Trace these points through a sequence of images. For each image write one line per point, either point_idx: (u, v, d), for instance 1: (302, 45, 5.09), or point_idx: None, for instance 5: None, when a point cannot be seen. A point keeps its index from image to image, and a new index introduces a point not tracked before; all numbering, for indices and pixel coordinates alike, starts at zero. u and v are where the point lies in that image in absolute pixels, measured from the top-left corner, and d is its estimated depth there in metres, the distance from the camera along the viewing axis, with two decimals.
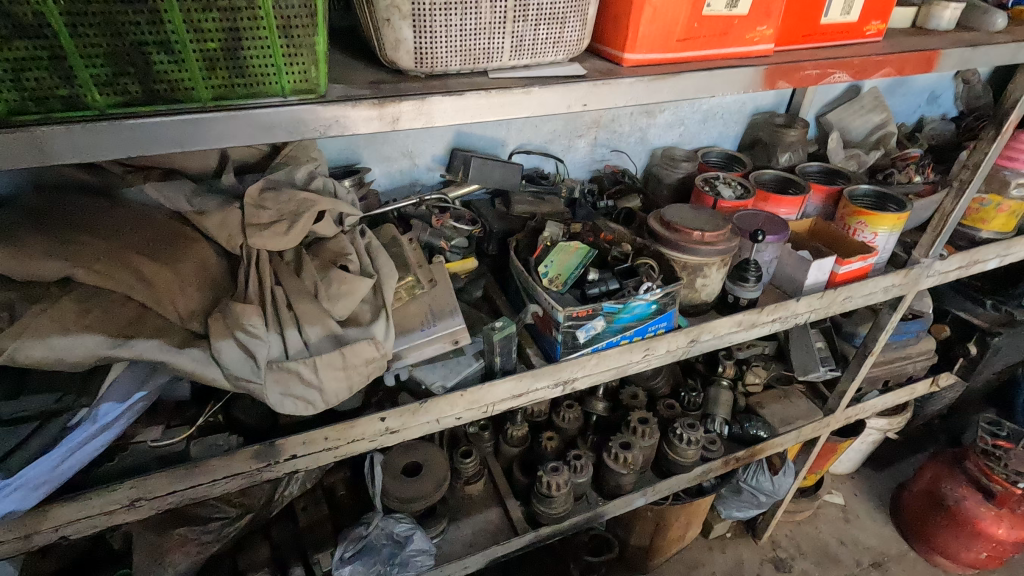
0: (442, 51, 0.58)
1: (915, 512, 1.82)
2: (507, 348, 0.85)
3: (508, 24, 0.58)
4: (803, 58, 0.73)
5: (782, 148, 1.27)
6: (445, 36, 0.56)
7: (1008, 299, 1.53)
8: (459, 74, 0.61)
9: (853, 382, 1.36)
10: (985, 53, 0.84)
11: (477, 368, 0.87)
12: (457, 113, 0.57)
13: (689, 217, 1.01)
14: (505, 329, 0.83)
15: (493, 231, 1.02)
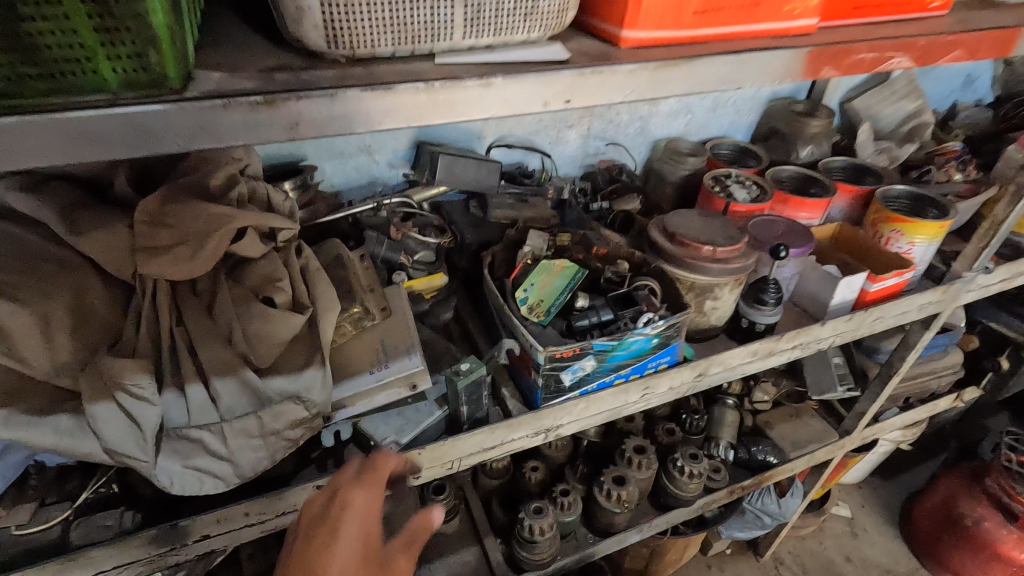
0: (367, 26, 0.41)
1: (927, 529, 1.70)
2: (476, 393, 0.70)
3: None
4: (855, 36, 0.56)
5: (803, 140, 1.11)
6: (366, 5, 0.40)
7: None
8: (394, 58, 0.44)
9: (875, 404, 1.22)
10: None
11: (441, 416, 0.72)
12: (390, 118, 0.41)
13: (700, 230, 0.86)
14: (473, 372, 0.68)
15: (466, 242, 0.87)
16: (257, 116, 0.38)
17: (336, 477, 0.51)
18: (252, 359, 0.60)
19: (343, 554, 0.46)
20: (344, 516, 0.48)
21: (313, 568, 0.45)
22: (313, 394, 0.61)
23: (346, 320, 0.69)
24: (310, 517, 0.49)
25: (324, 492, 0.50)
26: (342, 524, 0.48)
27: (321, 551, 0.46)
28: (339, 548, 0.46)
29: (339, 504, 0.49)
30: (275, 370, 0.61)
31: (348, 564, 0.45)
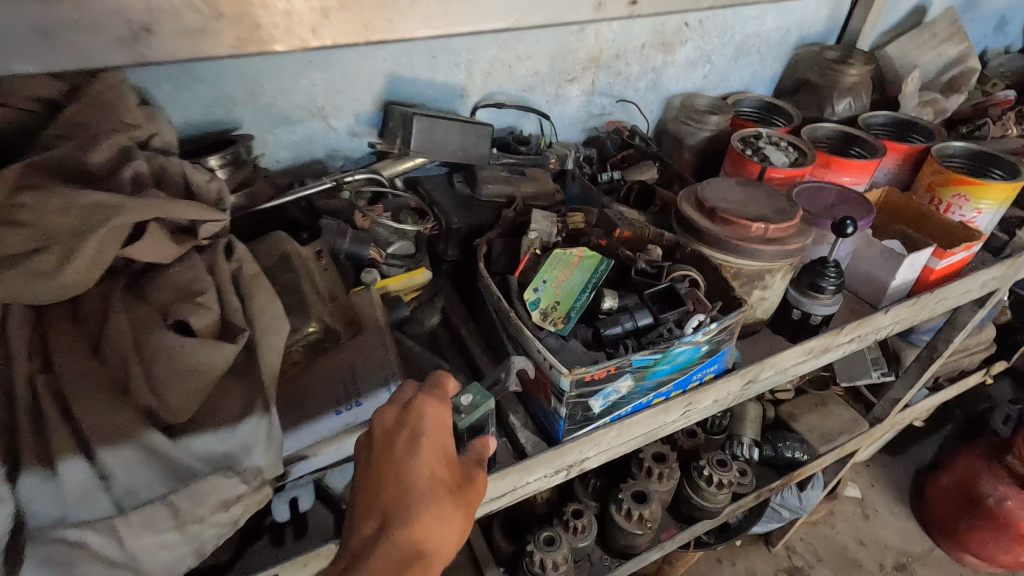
0: None
1: (942, 508, 1.62)
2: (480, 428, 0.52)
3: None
4: None
5: (840, 92, 0.95)
6: None
7: None
8: None
9: (912, 391, 1.10)
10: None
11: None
12: (342, 28, 0.33)
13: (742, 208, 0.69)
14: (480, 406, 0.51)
15: (453, 228, 0.69)
16: (179, 25, 0.29)
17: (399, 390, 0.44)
18: (161, 416, 0.42)
19: (428, 460, 0.41)
20: (425, 427, 0.42)
21: (399, 473, 0.40)
22: (253, 455, 0.44)
23: (300, 345, 0.52)
24: (382, 425, 0.42)
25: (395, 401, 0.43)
26: (424, 432, 0.41)
27: (406, 460, 0.40)
28: (423, 453, 0.41)
29: (414, 415, 0.42)
30: (198, 425, 0.43)
31: (434, 472, 0.40)
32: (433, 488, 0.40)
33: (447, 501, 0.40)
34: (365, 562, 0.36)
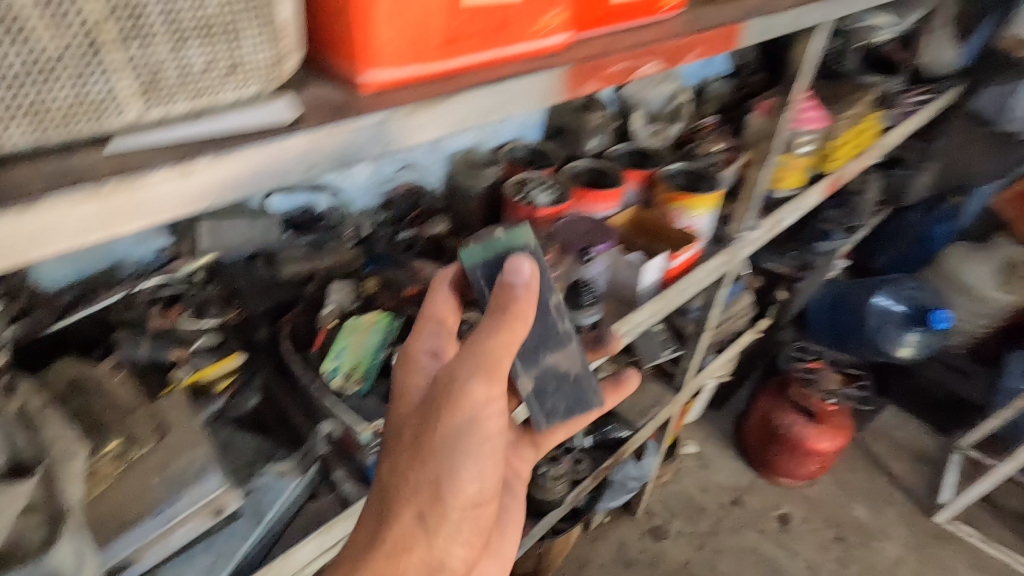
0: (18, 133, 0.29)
1: (756, 444, 1.96)
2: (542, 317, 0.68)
3: (92, 57, 0.29)
4: (608, 47, 0.55)
5: (588, 133, 1.15)
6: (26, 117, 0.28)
7: (803, 247, 1.53)
8: (63, 148, 0.32)
9: (695, 359, 1.35)
10: (798, 21, 0.80)
11: (279, 515, 0.66)
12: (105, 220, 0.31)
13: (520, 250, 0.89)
14: (514, 243, 0.62)
15: (258, 312, 0.75)
16: None
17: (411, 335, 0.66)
18: None
19: (400, 404, 0.59)
20: (399, 380, 0.62)
21: (392, 421, 0.59)
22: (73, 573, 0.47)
23: (104, 460, 0.54)
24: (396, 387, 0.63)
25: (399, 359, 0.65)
26: (396, 386, 0.61)
27: (389, 415, 0.60)
28: (397, 402, 0.59)
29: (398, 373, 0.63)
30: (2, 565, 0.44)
31: (404, 409, 0.58)
32: (406, 400, 0.59)
33: (406, 434, 0.56)
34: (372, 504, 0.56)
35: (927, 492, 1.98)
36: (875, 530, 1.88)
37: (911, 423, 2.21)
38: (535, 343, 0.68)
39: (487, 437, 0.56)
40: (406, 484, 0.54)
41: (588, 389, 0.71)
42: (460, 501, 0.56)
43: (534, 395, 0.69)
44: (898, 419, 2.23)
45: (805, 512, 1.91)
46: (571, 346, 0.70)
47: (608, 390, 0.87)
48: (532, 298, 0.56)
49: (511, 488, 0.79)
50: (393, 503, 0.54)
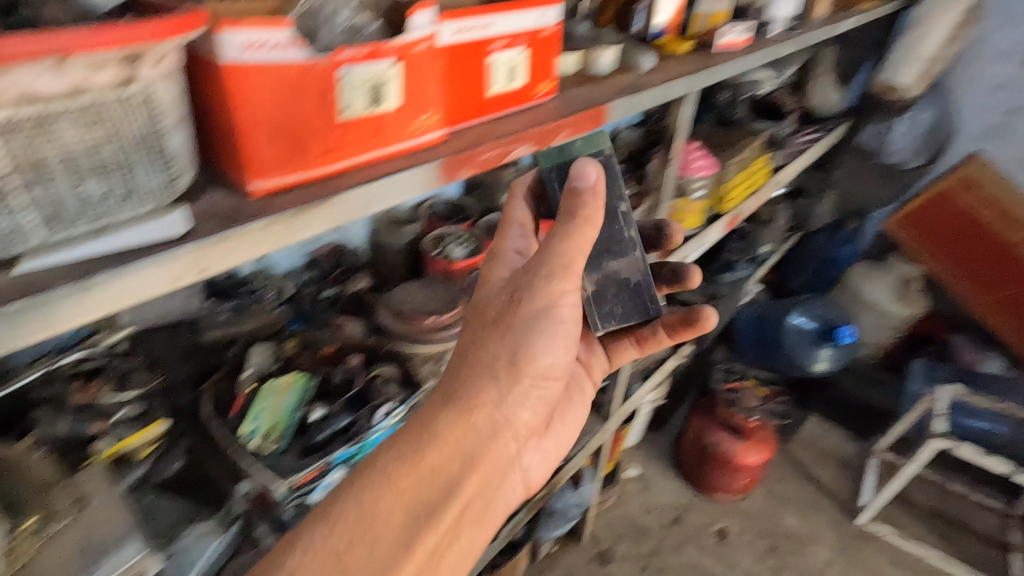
0: None
1: (692, 463, 2.07)
2: (609, 223, 0.77)
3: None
4: (481, 137, 0.64)
5: (502, 187, 1.25)
6: None
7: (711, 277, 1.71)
8: None
9: (618, 389, 1.44)
10: (666, 90, 0.93)
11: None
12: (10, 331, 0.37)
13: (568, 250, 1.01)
14: (591, 147, 0.73)
15: (180, 380, 0.79)
16: None
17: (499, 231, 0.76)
18: None
19: (486, 288, 0.70)
20: (485, 269, 0.73)
21: (479, 303, 0.70)
22: None
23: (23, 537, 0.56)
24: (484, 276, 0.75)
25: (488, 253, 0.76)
26: (483, 274, 0.72)
27: (476, 300, 0.71)
28: (483, 288, 0.71)
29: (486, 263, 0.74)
30: None
31: (491, 292, 0.70)
32: (491, 286, 0.70)
33: (490, 316, 0.67)
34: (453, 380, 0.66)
35: (849, 495, 2.13)
36: (805, 536, 2.00)
37: (833, 431, 2.36)
38: (601, 250, 0.77)
39: (560, 322, 0.69)
40: (489, 352, 0.66)
41: (646, 297, 0.80)
42: (530, 369, 0.67)
43: (594, 298, 0.78)
44: (822, 428, 2.38)
45: (741, 525, 2.01)
46: (635, 253, 0.78)
47: (684, 324, 0.83)
48: (600, 202, 0.65)
49: (579, 386, 0.90)
50: (478, 363, 0.65)
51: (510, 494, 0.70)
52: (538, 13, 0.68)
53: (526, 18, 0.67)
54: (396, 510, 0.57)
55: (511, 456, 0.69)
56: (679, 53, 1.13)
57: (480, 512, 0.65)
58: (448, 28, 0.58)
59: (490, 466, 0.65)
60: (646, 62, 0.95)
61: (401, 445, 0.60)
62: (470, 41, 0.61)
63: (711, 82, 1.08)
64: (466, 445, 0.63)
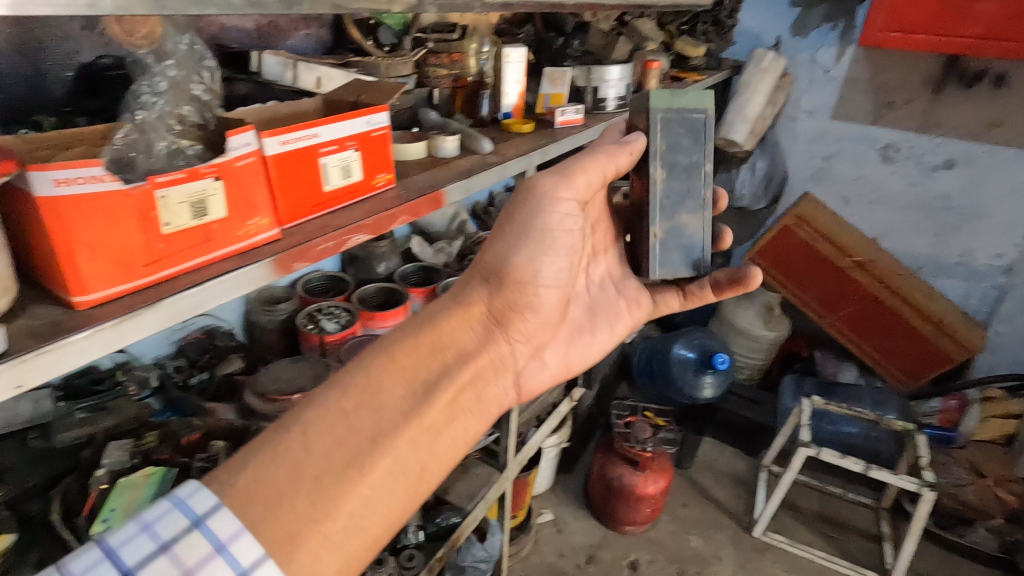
0: None
1: (600, 500, 2.15)
2: (691, 179, 0.85)
3: None
4: (316, 232, 0.72)
5: (377, 259, 1.32)
6: None
7: None
8: None
9: (509, 438, 1.52)
10: (501, 170, 1.05)
11: None
12: None
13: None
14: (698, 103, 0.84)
15: (27, 487, 0.78)
16: None
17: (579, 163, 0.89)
18: None
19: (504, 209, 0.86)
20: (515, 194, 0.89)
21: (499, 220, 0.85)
22: None
23: None
24: None
25: None
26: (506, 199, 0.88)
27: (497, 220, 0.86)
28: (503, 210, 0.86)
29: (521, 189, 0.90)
30: None
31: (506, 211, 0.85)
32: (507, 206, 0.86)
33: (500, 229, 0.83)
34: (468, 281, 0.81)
35: (745, 510, 2.28)
36: (709, 554, 2.11)
37: (727, 451, 2.55)
38: (675, 201, 0.85)
39: (550, 233, 0.82)
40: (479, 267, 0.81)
41: (701, 255, 0.87)
42: (516, 274, 0.80)
43: (661, 242, 0.85)
44: (717, 450, 2.56)
45: (651, 554, 2.10)
46: (705, 213, 0.87)
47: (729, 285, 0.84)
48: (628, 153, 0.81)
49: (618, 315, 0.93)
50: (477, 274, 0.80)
51: (502, 396, 0.77)
52: (365, 120, 0.79)
53: (353, 124, 0.77)
54: (399, 379, 0.64)
55: (501, 356, 0.79)
56: (522, 129, 1.28)
57: (474, 403, 0.72)
58: (274, 141, 0.66)
59: (479, 358, 0.75)
60: (483, 146, 1.08)
61: (402, 330, 0.69)
62: (298, 149, 0.70)
63: (547, 158, 1.22)
64: (458, 337, 0.73)
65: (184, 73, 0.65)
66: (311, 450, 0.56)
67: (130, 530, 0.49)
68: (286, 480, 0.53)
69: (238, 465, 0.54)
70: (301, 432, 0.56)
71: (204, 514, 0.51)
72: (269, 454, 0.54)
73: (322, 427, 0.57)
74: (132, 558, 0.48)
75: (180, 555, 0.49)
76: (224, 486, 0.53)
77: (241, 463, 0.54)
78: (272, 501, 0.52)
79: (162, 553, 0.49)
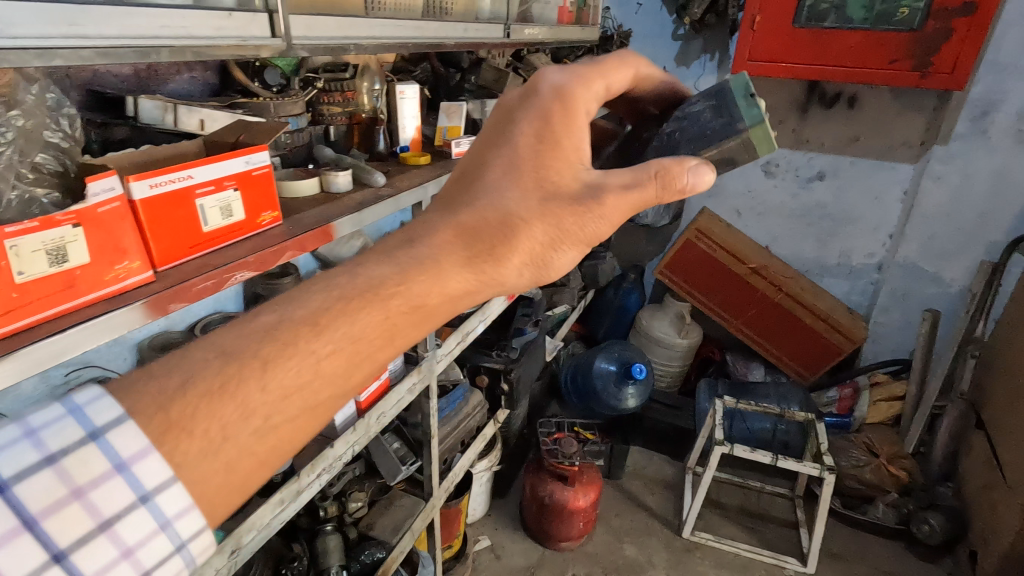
0: None
1: (535, 519, 2.17)
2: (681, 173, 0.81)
3: None
4: (193, 272, 0.72)
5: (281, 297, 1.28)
6: None
7: (506, 345, 1.95)
8: None
9: (432, 465, 1.51)
10: (395, 202, 1.09)
11: None
12: None
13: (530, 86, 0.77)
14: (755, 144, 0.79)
15: None
16: None
17: (646, 171, 0.66)
18: None
19: (531, 157, 0.64)
20: (543, 137, 0.65)
21: (523, 156, 0.64)
22: None
23: None
24: (537, 133, 0.66)
25: (557, 110, 0.67)
26: (536, 145, 0.65)
27: (523, 155, 0.64)
28: (529, 151, 0.65)
29: (549, 133, 0.66)
30: None
31: (535, 159, 0.64)
32: (539, 140, 0.65)
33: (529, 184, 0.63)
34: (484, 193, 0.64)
35: (675, 513, 2.37)
36: (644, 560, 2.16)
37: (655, 457, 2.65)
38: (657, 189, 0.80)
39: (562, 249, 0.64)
40: (495, 192, 0.62)
41: None
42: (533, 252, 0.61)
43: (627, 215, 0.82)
44: (646, 457, 2.66)
45: (588, 567, 2.13)
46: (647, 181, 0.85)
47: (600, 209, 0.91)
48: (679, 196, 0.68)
49: None
50: (516, 243, 0.60)
51: None
52: (244, 160, 0.80)
53: (231, 164, 0.78)
54: (384, 327, 0.51)
55: None
56: (419, 162, 1.33)
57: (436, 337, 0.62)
58: (142, 184, 0.66)
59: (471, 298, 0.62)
60: (376, 179, 1.12)
61: (406, 275, 0.53)
62: (170, 191, 0.70)
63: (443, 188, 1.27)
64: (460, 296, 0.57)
65: (34, 121, 0.65)
66: (269, 390, 0.45)
67: (9, 432, 0.38)
68: (234, 420, 0.43)
69: (169, 373, 0.43)
70: (261, 367, 0.45)
71: (102, 427, 0.40)
72: (217, 383, 0.43)
73: (287, 362, 0.46)
74: (6, 470, 0.37)
75: (69, 470, 0.39)
76: (156, 403, 0.42)
77: (168, 376, 0.43)
78: (212, 438, 0.43)
79: (47, 466, 0.38)
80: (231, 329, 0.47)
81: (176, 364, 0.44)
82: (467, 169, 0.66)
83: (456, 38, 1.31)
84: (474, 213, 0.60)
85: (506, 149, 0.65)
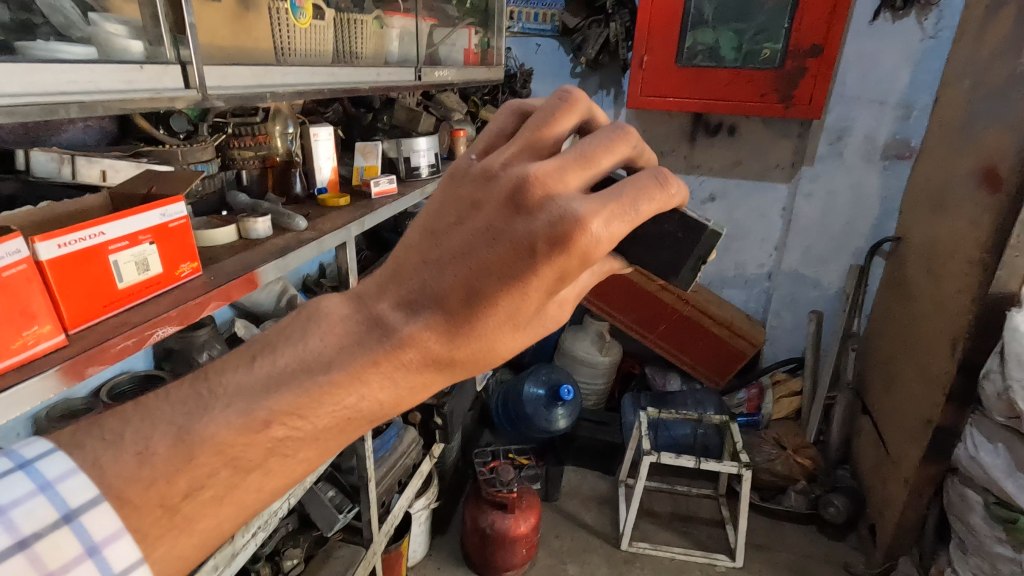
0: None
1: (478, 552, 2.14)
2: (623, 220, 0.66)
3: None
4: (110, 333, 0.68)
5: (197, 349, 1.20)
6: None
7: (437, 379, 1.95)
8: None
9: (371, 510, 1.47)
10: (319, 245, 1.09)
11: None
12: None
13: (550, 165, 0.44)
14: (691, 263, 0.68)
15: None
16: None
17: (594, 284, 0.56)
18: None
19: (532, 291, 0.44)
20: (557, 274, 0.43)
21: (526, 289, 0.44)
22: None
23: None
24: (555, 265, 0.43)
25: (596, 243, 0.42)
26: (542, 280, 0.44)
27: (524, 285, 0.44)
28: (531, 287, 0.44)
29: (570, 270, 0.43)
30: None
31: (531, 298, 0.45)
32: (552, 276, 0.43)
33: (515, 323, 0.46)
34: (466, 310, 0.45)
35: (612, 527, 2.43)
36: None
37: (588, 475, 2.72)
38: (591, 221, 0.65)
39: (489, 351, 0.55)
40: (469, 327, 0.45)
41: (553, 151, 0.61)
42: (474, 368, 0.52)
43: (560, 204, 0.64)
44: (579, 476, 2.72)
45: None
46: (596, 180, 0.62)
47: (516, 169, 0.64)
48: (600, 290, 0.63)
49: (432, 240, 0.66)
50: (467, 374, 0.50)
51: None
52: (159, 212, 0.77)
53: (146, 218, 0.75)
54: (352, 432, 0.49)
55: None
56: (339, 203, 1.34)
57: None
58: (49, 245, 0.62)
59: None
60: (298, 224, 1.11)
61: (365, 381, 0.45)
62: (80, 249, 0.66)
63: (365, 228, 1.28)
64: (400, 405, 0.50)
65: None
66: (265, 489, 0.47)
67: None
68: (227, 517, 0.45)
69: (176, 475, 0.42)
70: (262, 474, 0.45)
71: (75, 511, 0.41)
72: (222, 488, 0.44)
73: (288, 468, 0.47)
74: None
75: (39, 555, 0.40)
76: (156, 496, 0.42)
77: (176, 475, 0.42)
78: (207, 538, 0.44)
79: (18, 550, 0.39)
80: (237, 412, 0.44)
81: (179, 462, 0.42)
82: (441, 268, 0.46)
83: (369, 83, 1.35)
84: (463, 349, 0.46)
85: (503, 276, 0.44)
